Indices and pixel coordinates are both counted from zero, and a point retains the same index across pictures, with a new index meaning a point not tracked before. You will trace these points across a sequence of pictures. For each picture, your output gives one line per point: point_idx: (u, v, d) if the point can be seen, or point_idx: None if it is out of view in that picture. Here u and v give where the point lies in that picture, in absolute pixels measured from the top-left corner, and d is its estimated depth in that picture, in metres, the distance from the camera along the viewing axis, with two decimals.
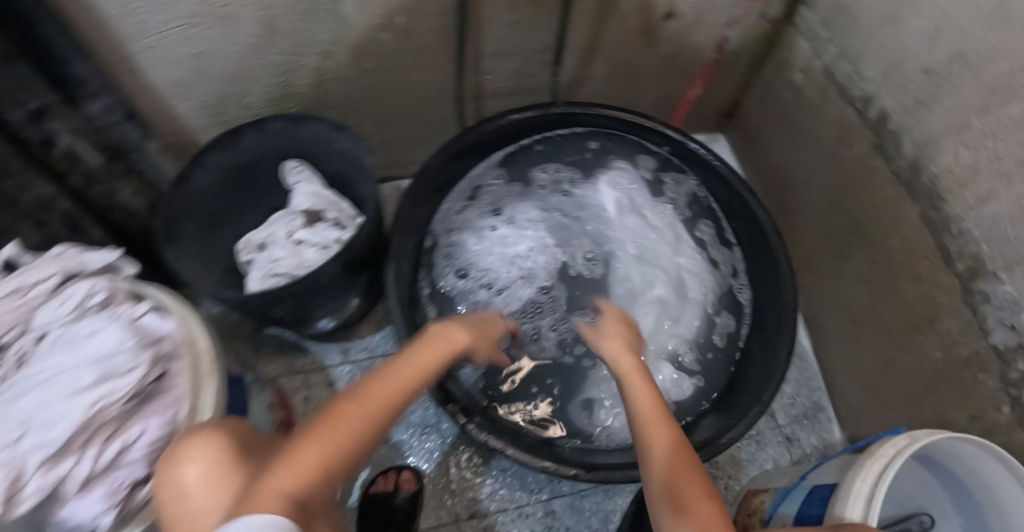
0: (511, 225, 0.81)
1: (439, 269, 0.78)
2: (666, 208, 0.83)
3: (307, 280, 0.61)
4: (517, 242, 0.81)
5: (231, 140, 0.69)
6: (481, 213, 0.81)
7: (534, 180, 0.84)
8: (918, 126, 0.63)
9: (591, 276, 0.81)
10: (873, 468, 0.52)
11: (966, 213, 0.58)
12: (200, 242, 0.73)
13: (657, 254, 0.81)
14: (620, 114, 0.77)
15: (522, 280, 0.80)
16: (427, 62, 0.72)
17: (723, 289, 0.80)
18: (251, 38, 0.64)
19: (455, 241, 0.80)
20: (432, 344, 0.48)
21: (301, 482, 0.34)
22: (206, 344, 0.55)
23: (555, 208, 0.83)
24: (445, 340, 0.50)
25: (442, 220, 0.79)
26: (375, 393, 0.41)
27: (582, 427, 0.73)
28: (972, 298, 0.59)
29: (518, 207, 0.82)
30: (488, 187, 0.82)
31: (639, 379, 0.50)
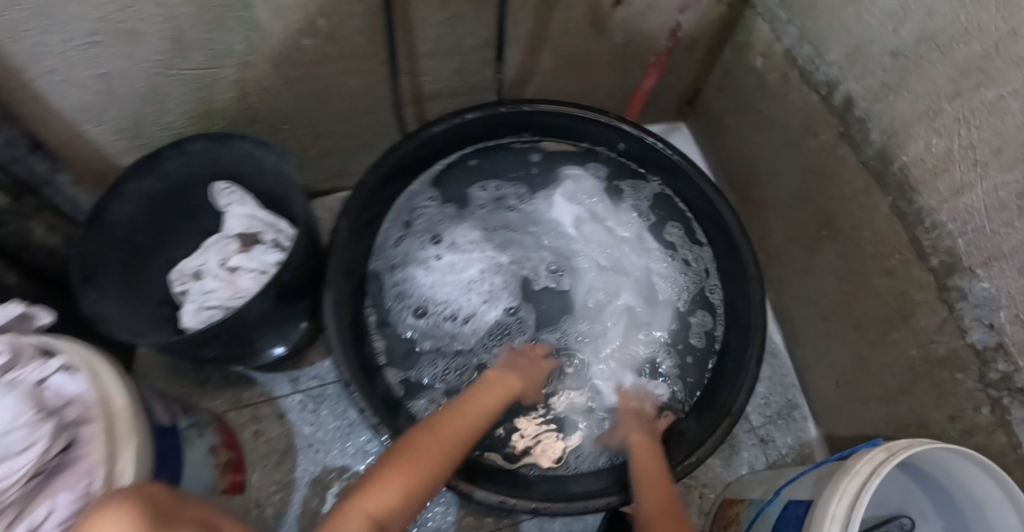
0: (450, 246, 0.77)
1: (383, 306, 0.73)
2: (632, 213, 0.81)
3: (236, 317, 0.56)
4: (472, 260, 0.76)
5: (151, 164, 0.63)
6: (420, 242, 0.76)
7: (473, 199, 0.80)
8: (887, 112, 0.59)
9: (557, 288, 0.77)
10: (849, 487, 0.47)
11: (940, 206, 0.55)
12: (123, 276, 0.66)
13: (625, 260, 0.78)
14: (574, 108, 0.72)
15: (478, 303, 0.75)
16: (358, 68, 0.67)
17: (700, 288, 0.77)
18: (160, 54, 0.58)
19: (394, 278, 0.74)
20: (493, 387, 0.62)
21: (383, 506, 0.44)
22: (124, 402, 0.49)
23: (498, 224, 0.79)
24: (502, 383, 0.63)
25: (381, 256, 0.74)
26: (448, 440, 0.53)
27: (549, 450, 0.69)
28: (948, 295, 0.56)
29: (457, 229, 0.78)
30: (422, 215, 0.77)
31: (644, 453, 0.60)
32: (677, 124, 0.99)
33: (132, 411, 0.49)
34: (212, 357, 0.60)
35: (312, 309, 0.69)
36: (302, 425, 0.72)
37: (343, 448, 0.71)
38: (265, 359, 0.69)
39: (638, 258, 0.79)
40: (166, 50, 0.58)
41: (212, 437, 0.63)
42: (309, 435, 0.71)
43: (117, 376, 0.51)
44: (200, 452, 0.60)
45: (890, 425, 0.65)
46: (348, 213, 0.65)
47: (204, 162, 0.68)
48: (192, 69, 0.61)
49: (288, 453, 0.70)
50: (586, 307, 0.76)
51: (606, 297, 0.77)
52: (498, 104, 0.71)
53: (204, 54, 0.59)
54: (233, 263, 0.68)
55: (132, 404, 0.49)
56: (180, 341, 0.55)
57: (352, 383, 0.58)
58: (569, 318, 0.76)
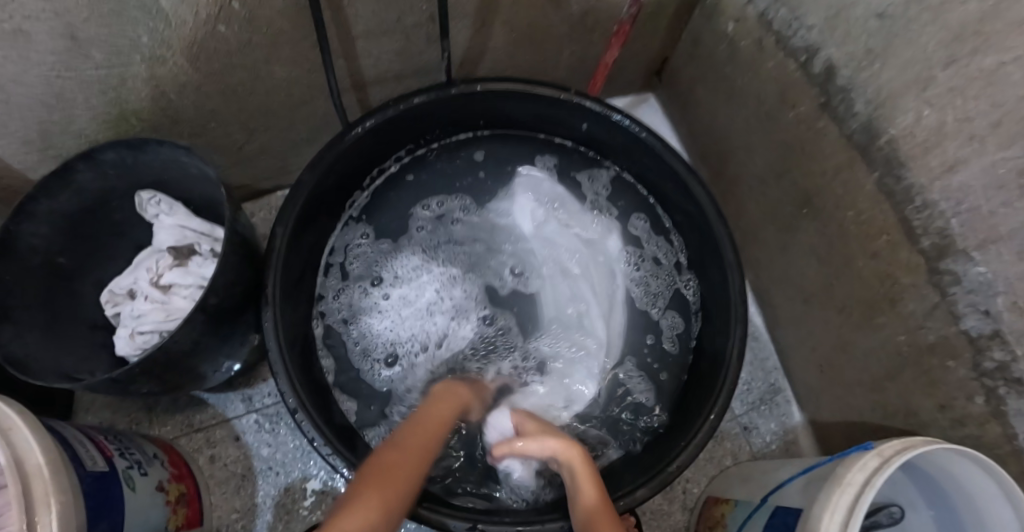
0: (394, 275, 0.75)
1: (342, 347, 0.72)
2: (586, 215, 0.78)
3: (163, 349, 0.50)
4: (423, 282, 0.75)
5: (61, 180, 0.56)
6: (363, 281, 0.74)
7: (414, 219, 0.78)
8: (874, 81, 0.53)
9: (524, 289, 0.76)
10: (841, 500, 0.45)
11: (932, 183, 0.50)
12: (44, 306, 0.60)
13: (596, 261, 0.76)
14: (529, 88, 0.66)
15: (435, 329, 0.74)
16: (286, 52, 0.60)
17: (670, 284, 0.75)
18: (54, 55, 0.50)
19: (342, 329, 0.72)
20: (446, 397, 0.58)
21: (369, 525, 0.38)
22: (42, 458, 0.42)
23: (441, 241, 0.77)
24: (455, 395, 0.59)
25: (330, 306, 0.72)
26: (419, 448, 0.48)
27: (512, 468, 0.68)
28: (940, 279, 0.51)
29: (393, 262, 0.76)
30: (359, 258, 0.75)
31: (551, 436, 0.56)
32: (643, 96, 0.92)
33: (54, 467, 0.43)
34: (144, 391, 0.54)
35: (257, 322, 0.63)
36: (259, 447, 0.67)
37: (306, 460, 0.67)
38: (221, 377, 0.63)
39: (603, 267, 0.76)
40: (61, 49, 0.50)
41: (160, 471, 0.58)
42: (267, 457, 0.67)
43: (36, 427, 0.43)
44: (147, 492, 0.54)
45: (876, 412, 0.62)
46: (290, 214, 0.60)
47: (122, 171, 0.61)
48: (95, 70, 0.53)
49: (246, 478, 0.66)
50: (558, 306, 0.75)
51: (575, 305, 0.74)
52: (451, 86, 0.65)
53: (105, 51, 0.52)
54: (166, 280, 0.62)
55: (53, 461, 0.42)
56: (103, 382, 0.49)
57: (299, 411, 0.54)
58: (537, 318, 0.75)
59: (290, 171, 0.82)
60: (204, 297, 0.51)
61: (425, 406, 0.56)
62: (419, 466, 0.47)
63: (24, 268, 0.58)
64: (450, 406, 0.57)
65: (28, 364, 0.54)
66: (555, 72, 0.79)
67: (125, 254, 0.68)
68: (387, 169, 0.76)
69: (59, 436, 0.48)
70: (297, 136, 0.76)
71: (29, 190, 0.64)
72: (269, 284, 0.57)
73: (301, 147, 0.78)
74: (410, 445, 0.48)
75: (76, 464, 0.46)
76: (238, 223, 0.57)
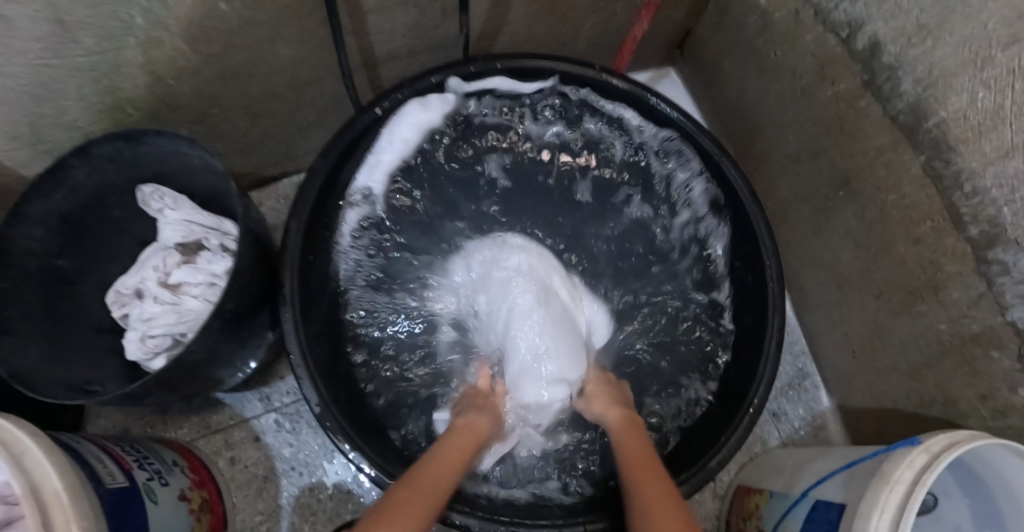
0: (430, 198, 0.73)
1: (372, 253, 0.70)
2: (629, 173, 0.75)
3: (179, 360, 0.48)
4: (455, 230, 0.74)
5: (54, 178, 0.53)
6: (408, 176, 0.71)
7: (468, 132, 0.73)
8: (926, 58, 0.49)
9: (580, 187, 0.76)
10: (890, 500, 0.44)
11: (983, 169, 0.46)
12: (47, 312, 0.57)
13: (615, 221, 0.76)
14: (555, 65, 0.63)
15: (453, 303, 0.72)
16: (292, 30, 0.56)
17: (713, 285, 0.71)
18: (39, 42, 0.45)
19: (372, 212, 0.69)
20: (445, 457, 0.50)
21: None
22: (59, 482, 0.40)
23: (497, 144, 0.75)
24: (477, 428, 0.56)
25: (372, 232, 0.70)
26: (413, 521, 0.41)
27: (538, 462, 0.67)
28: (988, 268, 0.49)
29: (432, 177, 0.73)
30: (414, 151, 0.70)
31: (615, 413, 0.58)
32: (665, 70, 0.90)
33: (72, 492, 0.41)
34: (160, 400, 0.52)
35: (272, 319, 0.60)
36: (280, 447, 0.67)
37: (331, 458, 0.68)
38: (238, 378, 0.61)
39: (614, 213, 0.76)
40: (46, 36, 0.45)
41: (181, 480, 0.56)
42: (290, 458, 0.67)
43: (50, 450, 0.41)
44: (168, 503, 0.52)
45: (911, 399, 0.62)
46: (304, 204, 0.57)
47: (120, 165, 0.57)
48: (86, 57, 0.48)
49: (269, 480, 0.66)
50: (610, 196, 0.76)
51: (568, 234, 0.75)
52: (469, 60, 0.61)
53: (94, 35, 0.47)
54: (174, 279, 0.59)
55: (70, 484, 0.41)
56: (118, 397, 0.47)
57: (329, 422, 0.52)
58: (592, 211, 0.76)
59: (297, 155, 0.78)
60: (220, 302, 0.49)
61: (431, 456, 0.50)
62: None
63: (22, 273, 0.54)
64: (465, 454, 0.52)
65: (32, 377, 0.52)
66: (576, 45, 0.76)
67: (128, 251, 0.65)
68: (422, 114, 0.67)
69: (74, 454, 0.46)
70: (307, 121, 0.73)
71: (21, 187, 0.60)
72: (287, 283, 0.54)
73: (309, 131, 0.74)
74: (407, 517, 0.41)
75: (94, 482, 0.44)
76: (250, 220, 0.54)
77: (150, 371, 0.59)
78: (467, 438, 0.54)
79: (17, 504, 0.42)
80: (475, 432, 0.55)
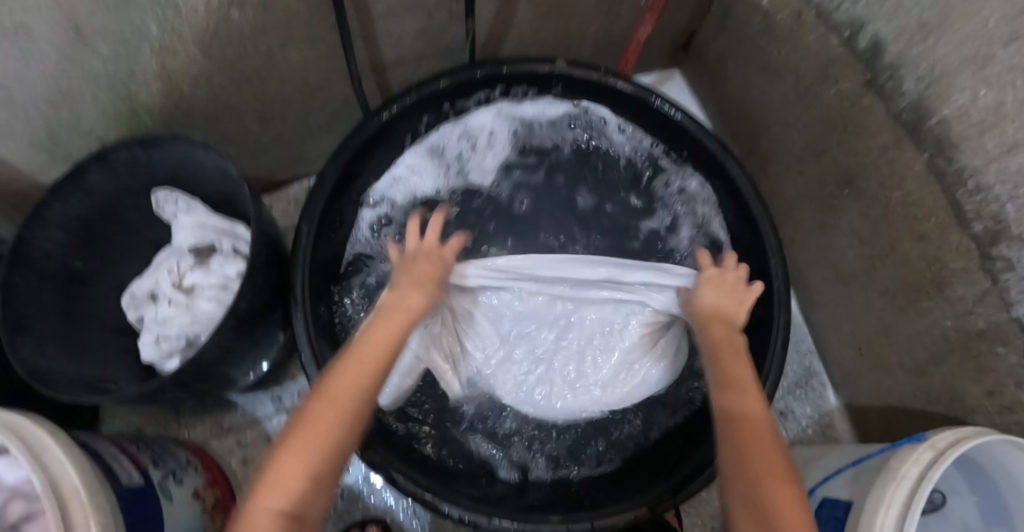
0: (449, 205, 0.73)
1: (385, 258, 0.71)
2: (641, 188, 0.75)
3: (194, 359, 0.49)
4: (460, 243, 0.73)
5: (72, 183, 0.54)
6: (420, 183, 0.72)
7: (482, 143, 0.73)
8: (927, 56, 0.50)
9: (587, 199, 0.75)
10: (896, 496, 0.44)
11: (987, 165, 0.46)
12: (65, 314, 0.58)
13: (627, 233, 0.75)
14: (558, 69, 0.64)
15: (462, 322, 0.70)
16: (303, 36, 0.57)
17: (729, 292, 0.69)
18: (58, 50, 0.47)
19: (387, 212, 0.71)
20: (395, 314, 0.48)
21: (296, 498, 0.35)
22: (78, 479, 0.41)
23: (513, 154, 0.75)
24: (405, 304, 0.49)
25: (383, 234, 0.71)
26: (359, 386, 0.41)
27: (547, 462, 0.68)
28: (992, 264, 0.49)
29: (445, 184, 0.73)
30: (429, 161, 0.71)
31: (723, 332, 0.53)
32: (670, 72, 0.91)
33: (91, 489, 0.41)
34: (175, 399, 0.53)
35: (284, 320, 0.61)
36: None
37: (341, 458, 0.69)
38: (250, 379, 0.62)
39: (622, 226, 0.75)
40: (63, 44, 0.46)
41: (195, 478, 0.58)
42: None
43: (69, 447, 0.42)
44: (181, 500, 0.53)
45: (918, 397, 0.62)
46: (315, 206, 0.58)
47: (135, 170, 0.58)
48: (102, 65, 0.50)
49: None
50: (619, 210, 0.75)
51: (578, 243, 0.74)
52: (475, 64, 0.62)
53: (110, 43, 0.48)
54: (188, 282, 0.61)
55: (88, 480, 0.42)
56: (135, 395, 0.48)
57: None
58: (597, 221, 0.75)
59: (307, 159, 0.79)
60: (233, 303, 0.50)
61: (357, 343, 0.45)
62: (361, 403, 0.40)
63: (41, 275, 0.56)
64: (399, 328, 0.47)
65: (52, 377, 0.53)
66: (580, 48, 0.76)
67: (143, 253, 0.67)
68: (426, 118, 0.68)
69: (91, 451, 0.47)
70: (316, 126, 0.74)
71: (39, 192, 0.62)
72: (299, 283, 0.55)
73: (318, 135, 0.76)
74: (355, 369, 0.42)
75: (111, 479, 0.45)
76: (262, 222, 0.55)
77: (164, 373, 0.60)
78: (399, 310, 0.49)
79: (37, 500, 0.43)
80: (405, 308, 0.49)
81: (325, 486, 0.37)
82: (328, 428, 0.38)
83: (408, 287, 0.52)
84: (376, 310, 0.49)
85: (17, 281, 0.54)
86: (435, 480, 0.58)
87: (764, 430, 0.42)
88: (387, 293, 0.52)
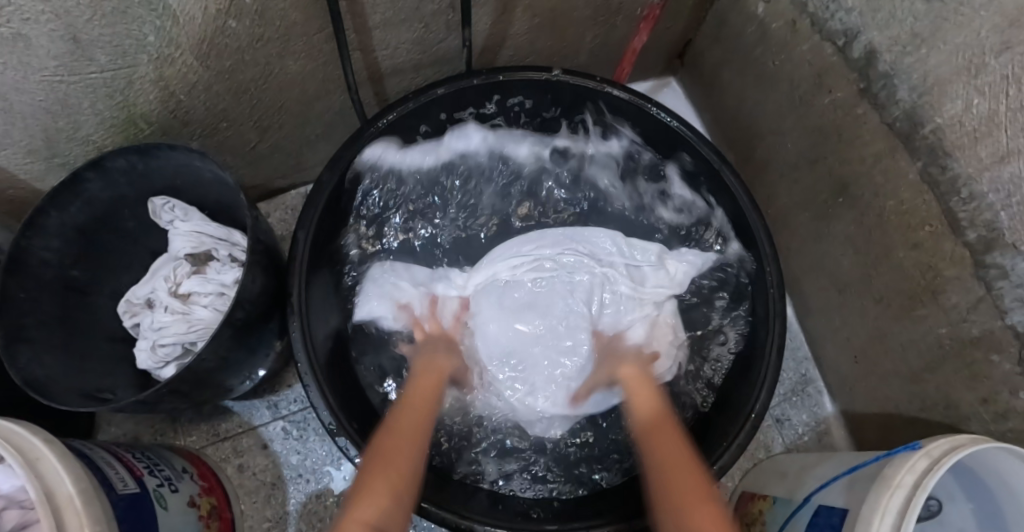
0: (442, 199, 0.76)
1: (381, 249, 0.73)
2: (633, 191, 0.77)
3: (190, 367, 0.49)
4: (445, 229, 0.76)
5: (69, 191, 0.54)
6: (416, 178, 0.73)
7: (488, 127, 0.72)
8: (920, 66, 0.50)
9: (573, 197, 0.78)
10: (890, 504, 0.44)
11: (980, 174, 0.46)
12: (61, 322, 0.58)
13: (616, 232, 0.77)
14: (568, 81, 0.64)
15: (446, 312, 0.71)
16: (300, 45, 0.57)
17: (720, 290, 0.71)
18: (55, 59, 0.47)
19: (388, 180, 0.71)
20: (429, 374, 0.62)
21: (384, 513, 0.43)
22: (73, 488, 0.41)
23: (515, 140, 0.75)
24: (438, 366, 0.63)
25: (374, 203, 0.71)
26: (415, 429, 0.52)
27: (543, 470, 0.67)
28: (985, 272, 0.49)
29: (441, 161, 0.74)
30: (427, 155, 0.72)
31: (634, 380, 0.62)
32: (666, 80, 0.91)
33: (86, 497, 0.41)
34: (171, 407, 0.53)
35: (280, 327, 0.61)
36: (287, 454, 0.68)
37: (337, 466, 0.68)
38: (246, 386, 0.62)
39: (607, 220, 0.78)
40: (62, 53, 0.47)
41: (190, 486, 0.57)
42: (297, 465, 0.68)
43: (64, 456, 0.42)
44: (177, 508, 0.53)
45: (913, 404, 0.62)
46: (311, 215, 0.58)
47: (132, 177, 0.58)
48: (100, 74, 0.50)
49: (277, 486, 0.67)
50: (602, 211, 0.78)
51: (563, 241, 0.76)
52: (472, 73, 0.62)
53: (108, 53, 0.48)
54: (184, 289, 0.61)
55: (83, 489, 0.41)
56: (131, 403, 0.48)
57: (335, 426, 0.53)
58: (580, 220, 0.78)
59: (304, 167, 0.79)
60: (230, 311, 0.50)
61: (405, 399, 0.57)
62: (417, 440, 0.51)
63: (37, 283, 0.56)
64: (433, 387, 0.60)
65: (48, 384, 0.53)
66: (577, 57, 0.77)
67: (140, 261, 0.67)
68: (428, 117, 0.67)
69: (87, 459, 0.47)
70: (314, 134, 0.74)
71: (36, 199, 0.62)
72: (295, 290, 0.55)
73: (315, 143, 0.76)
74: (410, 416, 0.54)
75: (106, 487, 0.45)
76: (259, 230, 0.55)
77: (161, 380, 0.60)
78: (427, 372, 0.62)
79: (32, 508, 0.43)
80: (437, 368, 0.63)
81: (409, 507, 0.45)
82: (402, 457, 0.48)
83: (437, 350, 0.65)
84: (412, 373, 0.62)
85: (14, 289, 0.54)
86: (433, 493, 0.58)
87: (664, 424, 0.55)
88: (418, 358, 0.64)
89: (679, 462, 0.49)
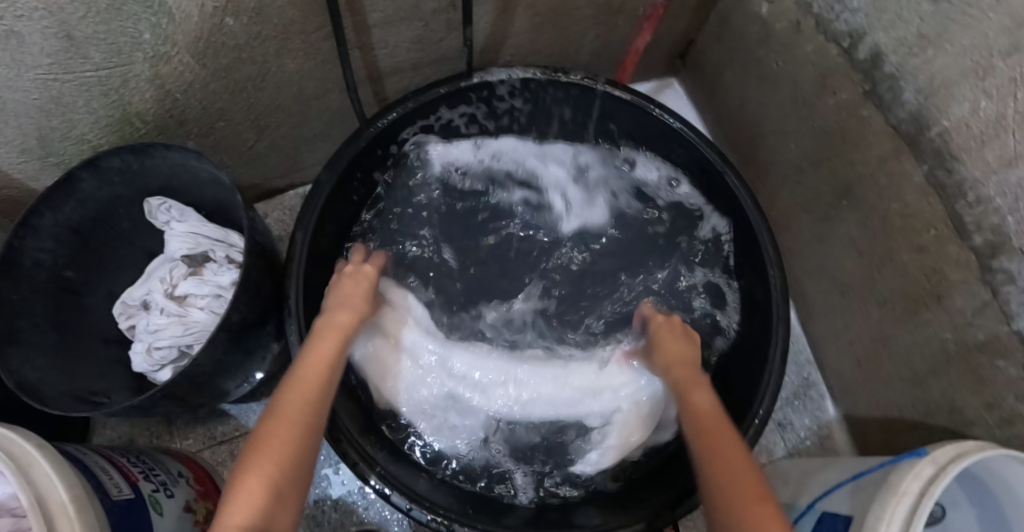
0: (443, 220, 0.75)
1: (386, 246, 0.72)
2: (627, 259, 0.75)
3: (185, 372, 0.48)
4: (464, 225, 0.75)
5: (62, 191, 0.53)
6: (434, 177, 0.74)
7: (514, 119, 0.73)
8: (927, 68, 0.49)
9: (591, 201, 0.77)
10: (897, 513, 0.43)
11: (986, 178, 0.46)
12: (55, 324, 0.57)
13: (601, 309, 0.73)
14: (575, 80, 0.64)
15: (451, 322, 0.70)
16: (299, 43, 0.56)
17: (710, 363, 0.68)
18: (48, 56, 0.46)
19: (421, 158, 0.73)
20: (330, 329, 0.52)
21: (258, 513, 0.38)
22: (65, 494, 0.40)
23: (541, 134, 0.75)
24: (336, 321, 0.53)
25: (406, 182, 0.73)
26: (309, 396, 0.46)
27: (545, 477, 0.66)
28: (992, 277, 0.48)
29: (471, 147, 0.75)
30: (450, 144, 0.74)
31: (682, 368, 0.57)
32: (668, 81, 0.91)
33: (79, 504, 0.41)
34: (167, 410, 0.52)
35: (277, 330, 0.60)
36: None
37: (335, 471, 0.68)
38: (244, 389, 0.61)
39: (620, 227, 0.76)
40: (55, 50, 0.46)
41: (186, 491, 0.57)
42: None
43: (56, 462, 0.41)
44: (172, 514, 0.52)
45: (917, 409, 0.61)
46: (310, 217, 0.57)
47: (127, 177, 0.58)
48: (95, 71, 0.49)
49: None
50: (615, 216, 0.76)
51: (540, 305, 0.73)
52: (484, 74, 0.62)
53: (103, 50, 0.47)
54: (181, 291, 0.60)
55: (77, 496, 0.41)
56: (126, 408, 0.48)
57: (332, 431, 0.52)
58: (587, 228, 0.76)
59: (302, 168, 0.79)
60: (227, 314, 0.49)
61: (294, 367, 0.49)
62: (307, 411, 0.45)
63: (30, 285, 0.55)
64: (332, 344, 0.51)
65: (41, 388, 0.52)
66: (578, 57, 0.76)
67: (136, 262, 0.66)
68: (441, 112, 0.67)
69: (80, 464, 0.46)
70: (313, 134, 0.73)
71: (30, 199, 0.61)
72: (293, 294, 0.54)
73: (314, 143, 0.75)
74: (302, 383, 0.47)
75: (100, 494, 0.44)
76: (256, 232, 0.54)
77: (157, 382, 0.60)
78: (327, 325, 0.53)
79: (24, 516, 0.42)
80: (335, 324, 0.53)
81: (295, 495, 0.41)
82: (285, 438, 0.42)
83: (337, 305, 0.55)
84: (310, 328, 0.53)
85: (8, 291, 0.53)
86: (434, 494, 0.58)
87: (715, 419, 0.50)
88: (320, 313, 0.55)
89: (711, 420, 0.49)
